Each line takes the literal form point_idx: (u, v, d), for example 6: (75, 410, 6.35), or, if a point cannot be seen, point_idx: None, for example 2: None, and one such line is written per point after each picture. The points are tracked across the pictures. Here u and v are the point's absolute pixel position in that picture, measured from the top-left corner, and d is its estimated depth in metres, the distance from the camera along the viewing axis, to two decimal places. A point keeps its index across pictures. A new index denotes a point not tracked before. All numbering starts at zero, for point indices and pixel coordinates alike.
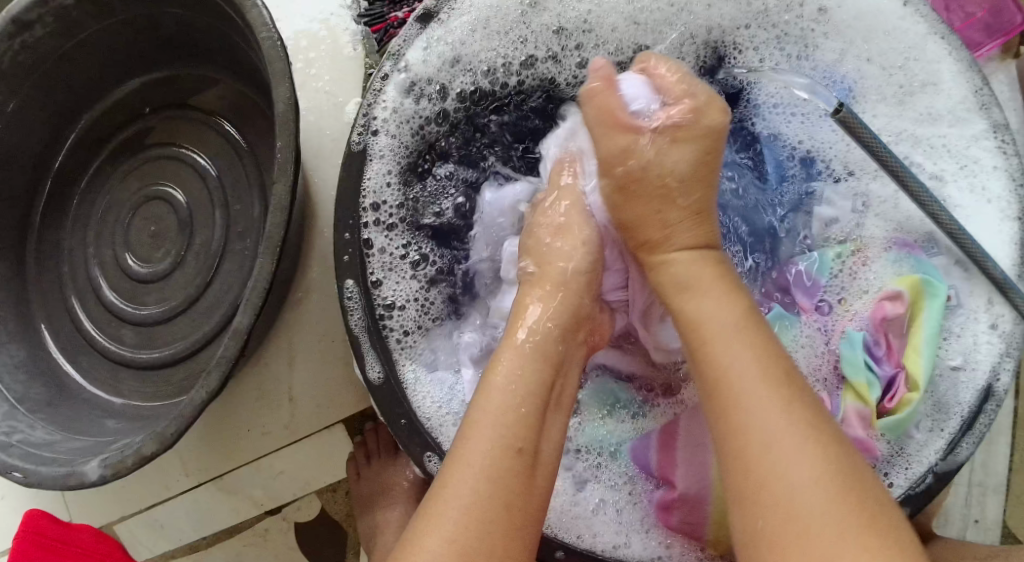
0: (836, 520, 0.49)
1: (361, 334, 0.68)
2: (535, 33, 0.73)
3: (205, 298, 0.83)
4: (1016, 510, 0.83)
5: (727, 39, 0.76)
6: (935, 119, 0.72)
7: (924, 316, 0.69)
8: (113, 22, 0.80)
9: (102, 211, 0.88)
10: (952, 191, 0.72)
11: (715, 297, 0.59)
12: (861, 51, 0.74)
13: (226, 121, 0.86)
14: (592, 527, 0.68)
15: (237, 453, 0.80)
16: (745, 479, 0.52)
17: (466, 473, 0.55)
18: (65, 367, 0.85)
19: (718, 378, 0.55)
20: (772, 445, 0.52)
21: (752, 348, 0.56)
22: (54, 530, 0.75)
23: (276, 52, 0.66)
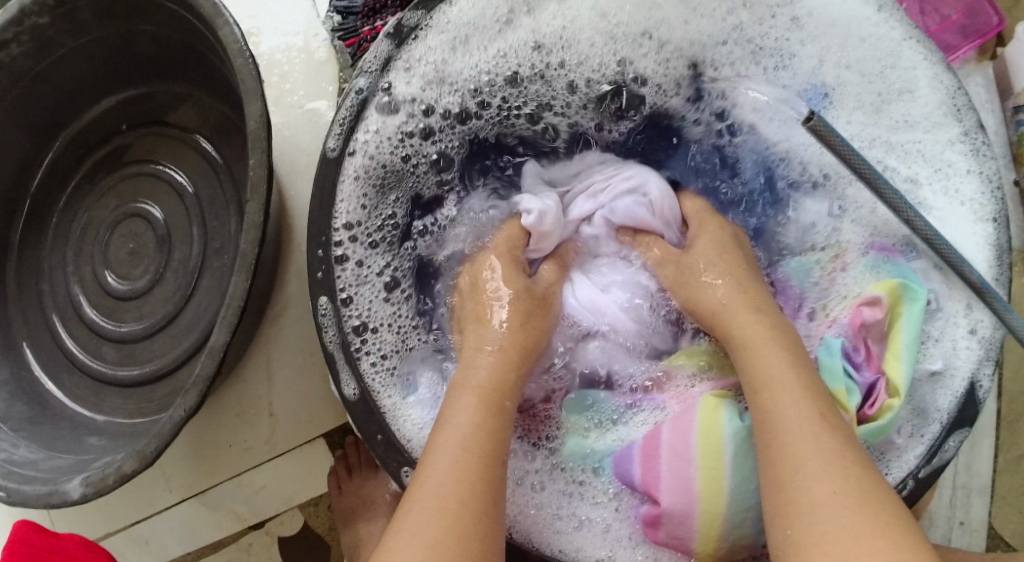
0: (830, 465, 0.54)
1: (335, 350, 0.68)
2: (513, 48, 0.74)
3: (185, 314, 0.83)
4: (1000, 512, 0.83)
5: (695, 49, 0.76)
6: (911, 125, 0.72)
7: (905, 320, 0.69)
8: (87, 41, 0.80)
9: (81, 229, 0.88)
10: (926, 194, 0.72)
11: (776, 360, 0.61)
12: (839, 57, 0.73)
13: (202, 137, 0.86)
14: (574, 542, 0.67)
15: (219, 469, 0.80)
16: (782, 497, 0.55)
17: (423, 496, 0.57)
18: (45, 385, 0.85)
19: (770, 413, 0.58)
20: (783, 420, 0.57)
21: (777, 393, 0.59)
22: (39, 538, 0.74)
23: (248, 70, 0.66)
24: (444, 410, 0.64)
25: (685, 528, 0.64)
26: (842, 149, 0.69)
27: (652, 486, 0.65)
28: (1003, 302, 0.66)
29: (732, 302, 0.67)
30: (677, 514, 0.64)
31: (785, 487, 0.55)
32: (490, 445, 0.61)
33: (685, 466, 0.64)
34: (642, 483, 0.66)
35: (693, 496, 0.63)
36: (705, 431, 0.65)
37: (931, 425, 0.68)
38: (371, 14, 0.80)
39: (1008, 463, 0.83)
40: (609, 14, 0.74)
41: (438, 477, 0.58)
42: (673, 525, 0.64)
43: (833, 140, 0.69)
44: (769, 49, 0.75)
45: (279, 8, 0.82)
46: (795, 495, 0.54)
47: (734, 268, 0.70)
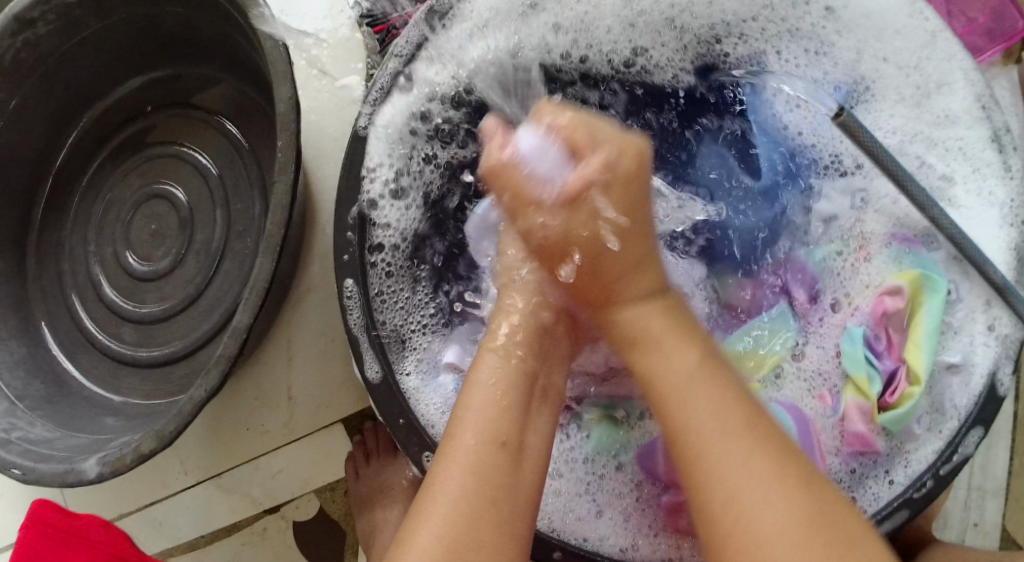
0: (774, 485, 0.53)
1: (359, 333, 0.68)
2: (532, 37, 0.75)
3: (205, 297, 0.83)
4: (1014, 514, 0.83)
5: (721, 31, 0.77)
6: (952, 121, 0.72)
7: (924, 312, 0.69)
8: (115, 21, 0.80)
9: (102, 210, 0.88)
10: (959, 192, 0.72)
11: (671, 356, 0.58)
12: (877, 49, 0.74)
13: (227, 120, 0.86)
14: (597, 530, 0.68)
15: (236, 452, 0.80)
16: (714, 539, 0.54)
17: (454, 462, 0.56)
18: (64, 365, 0.85)
19: (685, 433, 0.56)
20: (708, 428, 0.55)
21: (688, 406, 0.57)
22: (57, 518, 0.74)
23: (278, 52, 0.67)
24: (472, 369, 0.62)
25: None
26: (871, 145, 0.69)
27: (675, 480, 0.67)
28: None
29: (642, 280, 0.61)
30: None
31: (736, 505, 0.53)
32: (503, 426, 0.59)
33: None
34: (665, 475, 0.68)
35: None
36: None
37: (950, 422, 0.68)
38: (400, 2, 0.79)
39: (1023, 466, 0.84)
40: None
41: (453, 466, 0.56)
42: None
43: (862, 136, 0.69)
44: (795, 39, 0.76)
45: None
46: (728, 541, 0.53)
47: (640, 237, 0.61)
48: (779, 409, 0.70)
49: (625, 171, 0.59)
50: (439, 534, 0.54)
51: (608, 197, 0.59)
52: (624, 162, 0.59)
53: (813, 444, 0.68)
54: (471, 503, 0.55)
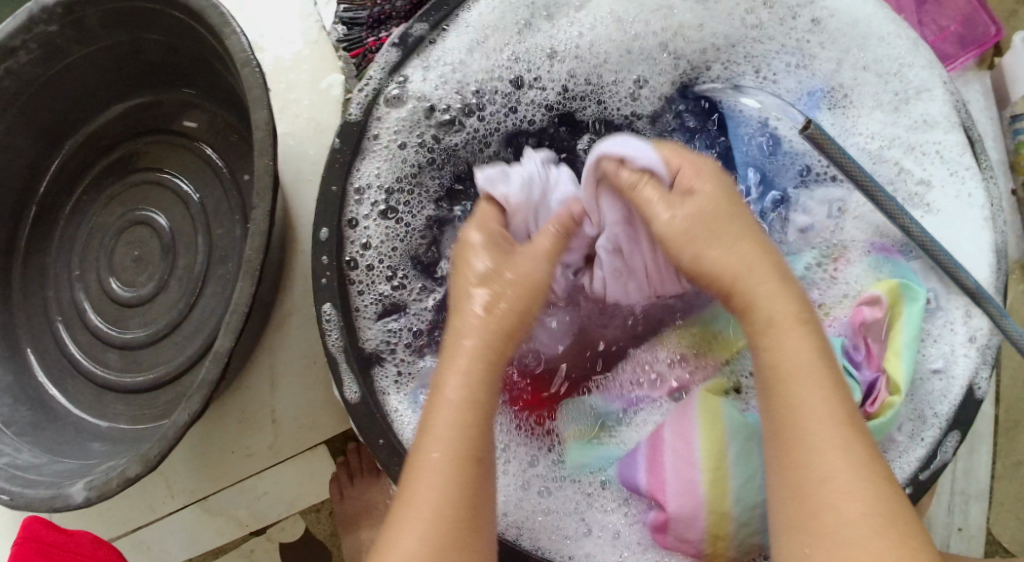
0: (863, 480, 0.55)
1: (340, 354, 0.69)
2: (526, 56, 0.76)
3: (190, 320, 0.83)
4: (998, 518, 0.84)
5: (708, 57, 0.79)
6: (931, 126, 0.73)
7: (905, 319, 0.69)
8: (93, 49, 0.81)
9: (86, 236, 0.89)
10: (937, 196, 0.72)
11: (795, 344, 0.58)
12: (857, 59, 0.75)
13: (208, 145, 0.86)
14: (584, 548, 0.68)
15: (222, 475, 0.80)
16: (800, 508, 0.55)
17: (425, 482, 0.58)
18: (49, 390, 0.85)
19: (793, 403, 0.57)
20: (812, 427, 0.56)
21: (797, 388, 0.57)
22: (49, 536, 0.74)
23: (255, 78, 0.67)
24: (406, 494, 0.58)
25: (695, 531, 0.64)
26: (838, 155, 0.70)
27: (658, 490, 0.65)
28: (1001, 308, 0.67)
29: (753, 263, 0.61)
30: (684, 517, 0.64)
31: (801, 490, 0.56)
32: (461, 509, 0.58)
33: (690, 467, 0.64)
34: (648, 489, 0.66)
35: (699, 498, 0.64)
36: (708, 436, 0.65)
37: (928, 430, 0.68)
38: (377, 25, 0.81)
39: (1006, 468, 0.84)
40: (626, 21, 0.77)
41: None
42: (683, 529, 0.65)
43: (830, 146, 0.70)
44: (786, 53, 0.77)
45: (284, 17, 0.83)
46: (809, 498, 0.55)
47: (749, 234, 0.62)
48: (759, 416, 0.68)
49: (709, 208, 0.62)
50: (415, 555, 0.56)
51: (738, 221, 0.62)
52: (705, 193, 0.63)
53: None
54: (435, 533, 0.57)
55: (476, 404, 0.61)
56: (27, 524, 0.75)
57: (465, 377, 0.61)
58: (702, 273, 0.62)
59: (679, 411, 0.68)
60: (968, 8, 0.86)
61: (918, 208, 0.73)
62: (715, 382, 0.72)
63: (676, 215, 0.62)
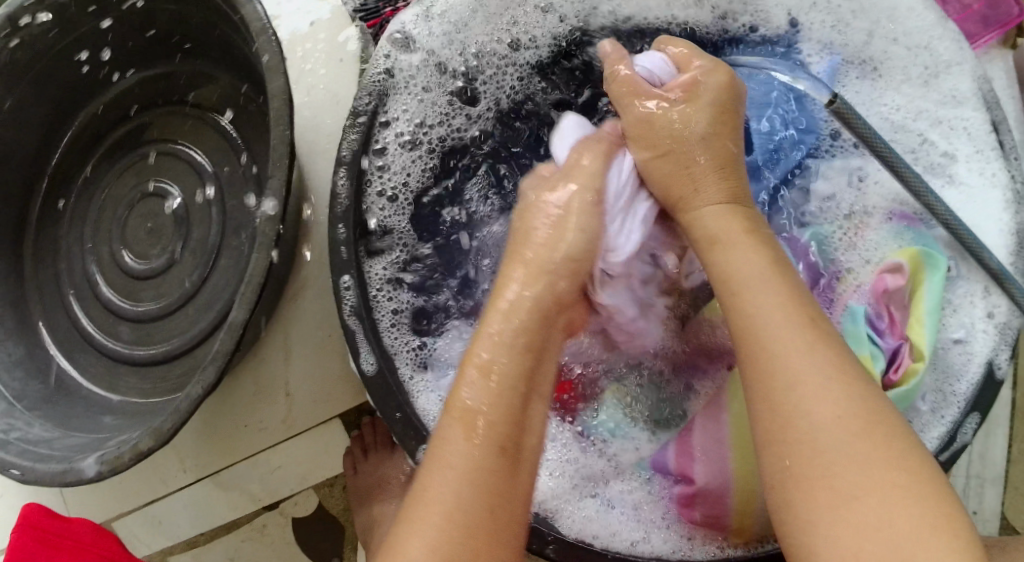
0: (837, 388, 0.52)
1: (354, 323, 0.68)
2: (522, 17, 0.76)
3: (202, 294, 0.83)
4: (1013, 502, 0.83)
5: (734, 6, 0.77)
6: (959, 102, 0.72)
7: (926, 289, 0.69)
8: (107, 19, 0.80)
9: (98, 209, 0.88)
10: (961, 169, 0.72)
11: (743, 255, 0.59)
12: (887, 31, 0.74)
13: (222, 117, 0.86)
14: (610, 527, 0.67)
15: (234, 449, 0.80)
16: (781, 436, 0.53)
17: (452, 450, 0.55)
18: (61, 363, 0.85)
19: (756, 321, 0.56)
20: (784, 350, 0.54)
21: (745, 297, 0.57)
22: (51, 525, 0.73)
23: (272, 47, 0.67)
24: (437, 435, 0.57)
25: (721, 508, 0.65)
26: (864, 131, 0.69)
27: (686, 467, 0.67)
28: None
29: (728, 223, 0.61)
30: (711, 492, 0.65)
31: (778, 408, 0.53)
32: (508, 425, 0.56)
33: (717, 444, 0.65)
34: (676, 467, 0.67)
35: (727, 475, 0.64)
36: (736, 409, 0.66)
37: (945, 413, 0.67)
38: None
39: (1022, 453, 0.84)
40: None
41: (435, 505, 0.53)
42: (709, 505, 0.65)
43: (854, 121, 0.69)
44: (822, 9, 0.76)
45: None
46: (788, 421, 0.53)
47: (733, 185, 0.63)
48: None
49: (671, 165, 0.64)
50: (450, 495, 0.53)
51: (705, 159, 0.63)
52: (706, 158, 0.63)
53: None
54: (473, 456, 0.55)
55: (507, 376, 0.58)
56: (25, 512, 0.74)
57: (510, 370, 0.58)
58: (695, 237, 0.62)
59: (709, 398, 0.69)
60: None
61: (940, 177, 0.73)
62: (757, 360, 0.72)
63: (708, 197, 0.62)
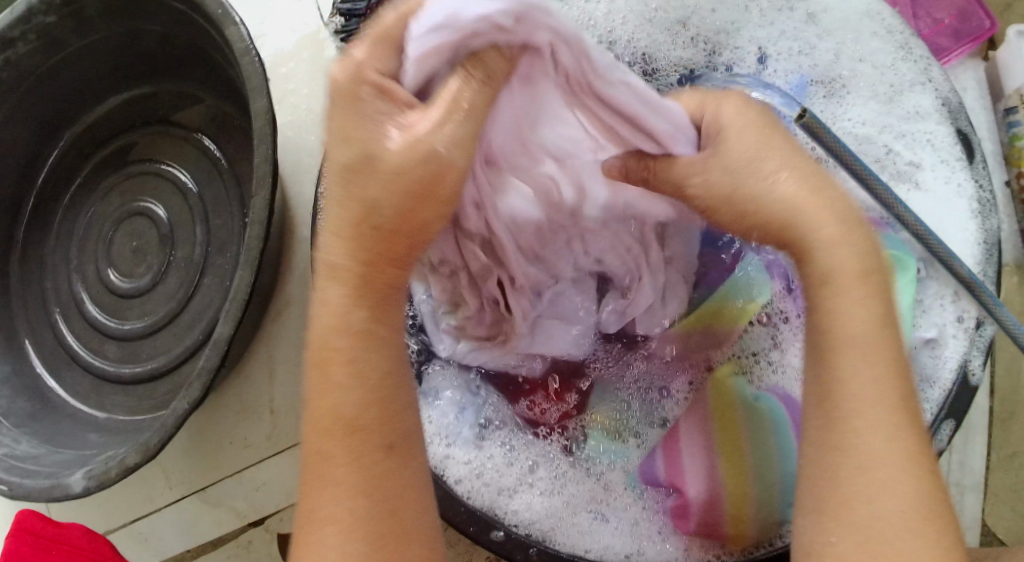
0: (901, 462, 0.49)
1: None
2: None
3: (187, 312, 0.83)
4: (993, 508, 0.84)
5: (720, 39, 0.79)
6: (923, 115, 0.74)
7: (899, 291, 0.69)
8: (92, 40, 0.81)
9: (84, 228, 0.89)
10: (927, 176, 0.73)
11: (854, 300, 0.52)
12: (853, 51, 0.76)
13: (205, 137, 0.86)
14: (600, 540, 0.67)
15: (221, 465, 0.80)
16: (834, 493, 0.50)
17: (336, 438, 0.51)
18: (47, 382, 0.85)
19: (841, 375, 0.51)
20: (854, 394, 0.51)
21: (868, 358, 0.51)
22: (41, 528, 0.73)
23: (254, 68, 0.68)
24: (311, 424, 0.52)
25: (716, 514, 0.65)
26: (834, 145, 0.68)
27: (676, 478, 0.68)
28: (992, 296, 0.68)
29: (804, 203, 0.53)
30: (707, 503, 0.66)
31: (829, 465, 0.51)
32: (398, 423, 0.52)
33: (707, 455, 0.67)
34: (666, 479, 0.68)
35: (717, 482, 0.66)
36: (720, 417, 0.68)
37: None
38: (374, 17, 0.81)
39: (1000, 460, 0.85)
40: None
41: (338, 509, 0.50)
42: (704, 514, 0.66)
43: (824, 134, 0.67)
44: (789, 36, 0.78)
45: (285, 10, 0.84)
46: (839, 481, 0.50)
47: (820, 199, 0.53)
48: (771, 396, 0.69)
49: (742, 126, 0.56)
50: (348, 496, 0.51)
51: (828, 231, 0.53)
52: (735, 140, 0.55)
53: None
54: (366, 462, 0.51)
55: (378, 359, 0.52)
56: (20, 517, 0.74)
57: (355, 369, 0.51)
58: (749, 223, 0.55)
59: (693, 405, 0.71)
60: (961, 3, 0.87)
61: (907, 185, 0.73)
62: (726, 366, 0.72)
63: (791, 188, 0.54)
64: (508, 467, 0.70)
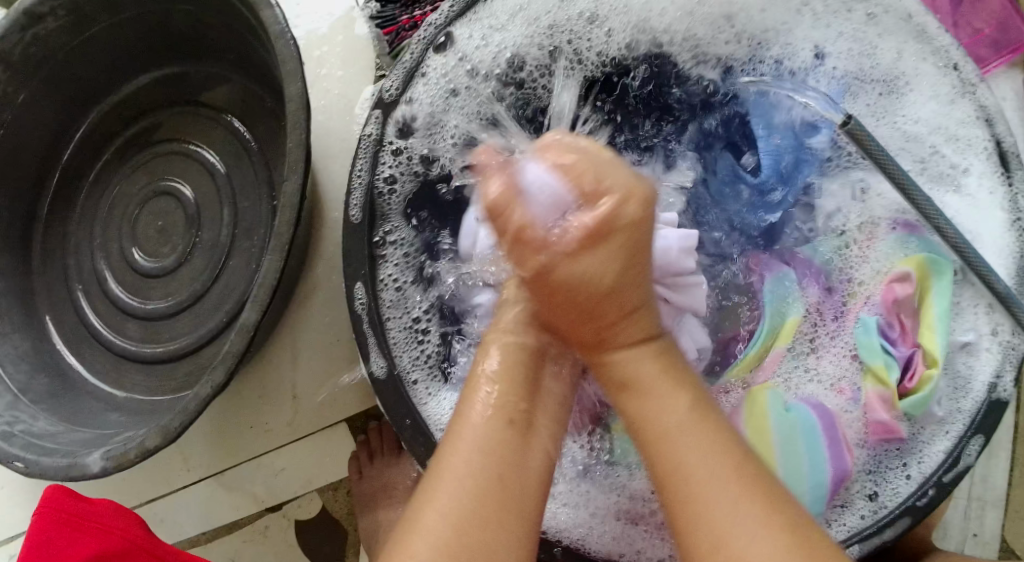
0: (767, 532, 0.53)
1: (362, 311, 0.68)
2: (569, 23, 0.77)
3: (211, 294, 0.83)
4: (1015, 525, 0.83)
5: (768, 36, 0.79)
6: (978, 122, 0.72)
7: (934, 293, 0.71)
8: (125, 16, 0.80)
9: (109, 206, 0.88)
10: (972, 183, 0.73)
11: (668, 404, 0.58)
12: (920, 48, 0.73)
13: (235, 118, 0.86)
14: (635, 544, 0.70)
15: (240, 450, 0.80)
16: (705, 545, 0.54)
17: (465, 435, 0.57)
18: (67, 360, 0.85)
19: (667, 456, 0.57)
20: (688, 470, 0.55)
21: (698, 435, 0.56)
22: (74, 506, 0.72)
23: (290, 51, 0.67)
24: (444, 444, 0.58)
25: None
26: (875, 152, 0.70)
27: None
28: None
29: (608, 265, 0.56)
30: None
31: (706, 526, 0.54)
32: (525, 414, 0.60)
33: None
34: None
35: None
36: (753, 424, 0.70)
37: (940, 440, 0.69)
38: (410, 3, 0.80)
39: None
40: None
41: (446, 495, 0.55)
42: None
43: (866, 141, 0.70)
44: (849, 37, 0.77)
45: None
46: (723, 545, 0.53)
47: (636, 269, 0.57)
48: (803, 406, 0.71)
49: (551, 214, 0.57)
50: (465, 485, 0.55)
51: (649, 364, 0.59)
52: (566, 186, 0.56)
53: (841, 439, 0.69)
54: (483, 462, 0.56)
55: (517, 380, 0.60)
56: (48, 493, 0.72)
57: (500, 368, 0.61)
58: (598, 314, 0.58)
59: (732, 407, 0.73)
60: (1003, 13, 0.86)
61: (947, 187, 0.74)
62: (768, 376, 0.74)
63: (589, 264, 0.56)
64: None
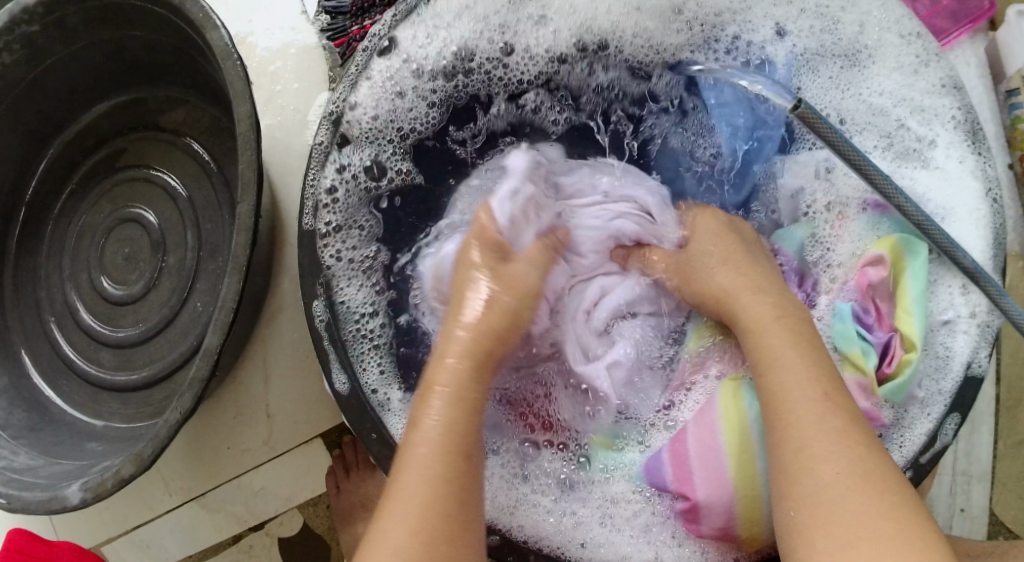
0: (848, 455, 0.55)
1: (322, 326, 0.70)
2: (516, 23, 0.76)
3: (181, 317, 0.83)
4: (1001, 498, 0.83)
5: (725, 16, 0.78)
6: (941, 93, 0.73)
7: (909, 273, 0.71)
8: (79, 47, 0.80)
9: (75, 237, 0.88)
10: (940, 154, 0.73)
11: (783, 342, 0.62)
12: (881, 20, 0.74)
13: (194, 140, 0.86)
14: (622, 548, 0.68)
15: (219, 472, 0.80)
16: (789, 482, 0.56)
17: (400, 481, 0.58)
18: (45, 391, 0.85)
19: (775, 389, 0.60)
20: (785, 401, 0.59)
21: (797, 362, 0.60)
22: (33, 547, 0.73)
23: (237, 71, 0.67)
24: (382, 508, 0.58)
25: (728, 518, 0.65)
26: (833, 138, 0.68)
27: (684, 482, 0.67)
28: (998, 288, 0.66)
29: (736, 283, 0.68)
30: (715, 505, 0.65)
31: (790, 468, 0.57)
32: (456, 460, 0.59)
33: (715, 455, 0.66)
34: (673, 484, 0.68)
35: (727, 485, 0.65)
36: (728, 416, 0.67)
37: (921, 423, 0.67)
38: (361, 14, 0.80)
39: (1008, 448, 0.83)
40: None
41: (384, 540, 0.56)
42: (713, 518, 0.66)
43: (819, 125, 0.68)
44: (811, 14, 0.76)
45: (270, 10, 0.82)
46: (799, 480, 0.56)
47: (735, 250, 0.71)
48: None
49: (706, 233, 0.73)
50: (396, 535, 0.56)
51: (766, 305, 0.65)
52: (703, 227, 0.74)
53: None
54: (419, 509, 0.57)
55: (445, 442, 0.60)
56: (11, 537, 0.74)
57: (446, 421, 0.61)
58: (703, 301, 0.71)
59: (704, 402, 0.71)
60: None
61: (914, 162, 0.73)
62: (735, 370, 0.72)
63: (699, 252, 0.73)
64: (510, 483, 0.71)
